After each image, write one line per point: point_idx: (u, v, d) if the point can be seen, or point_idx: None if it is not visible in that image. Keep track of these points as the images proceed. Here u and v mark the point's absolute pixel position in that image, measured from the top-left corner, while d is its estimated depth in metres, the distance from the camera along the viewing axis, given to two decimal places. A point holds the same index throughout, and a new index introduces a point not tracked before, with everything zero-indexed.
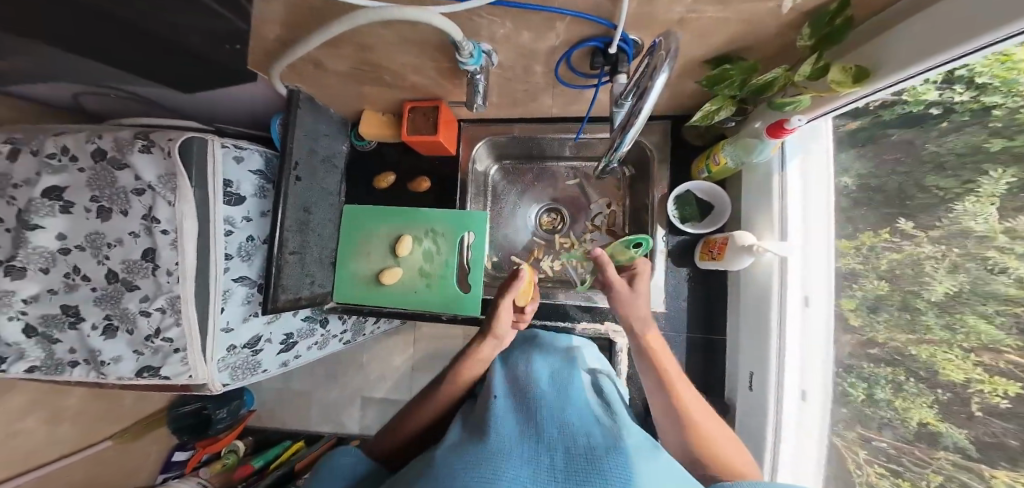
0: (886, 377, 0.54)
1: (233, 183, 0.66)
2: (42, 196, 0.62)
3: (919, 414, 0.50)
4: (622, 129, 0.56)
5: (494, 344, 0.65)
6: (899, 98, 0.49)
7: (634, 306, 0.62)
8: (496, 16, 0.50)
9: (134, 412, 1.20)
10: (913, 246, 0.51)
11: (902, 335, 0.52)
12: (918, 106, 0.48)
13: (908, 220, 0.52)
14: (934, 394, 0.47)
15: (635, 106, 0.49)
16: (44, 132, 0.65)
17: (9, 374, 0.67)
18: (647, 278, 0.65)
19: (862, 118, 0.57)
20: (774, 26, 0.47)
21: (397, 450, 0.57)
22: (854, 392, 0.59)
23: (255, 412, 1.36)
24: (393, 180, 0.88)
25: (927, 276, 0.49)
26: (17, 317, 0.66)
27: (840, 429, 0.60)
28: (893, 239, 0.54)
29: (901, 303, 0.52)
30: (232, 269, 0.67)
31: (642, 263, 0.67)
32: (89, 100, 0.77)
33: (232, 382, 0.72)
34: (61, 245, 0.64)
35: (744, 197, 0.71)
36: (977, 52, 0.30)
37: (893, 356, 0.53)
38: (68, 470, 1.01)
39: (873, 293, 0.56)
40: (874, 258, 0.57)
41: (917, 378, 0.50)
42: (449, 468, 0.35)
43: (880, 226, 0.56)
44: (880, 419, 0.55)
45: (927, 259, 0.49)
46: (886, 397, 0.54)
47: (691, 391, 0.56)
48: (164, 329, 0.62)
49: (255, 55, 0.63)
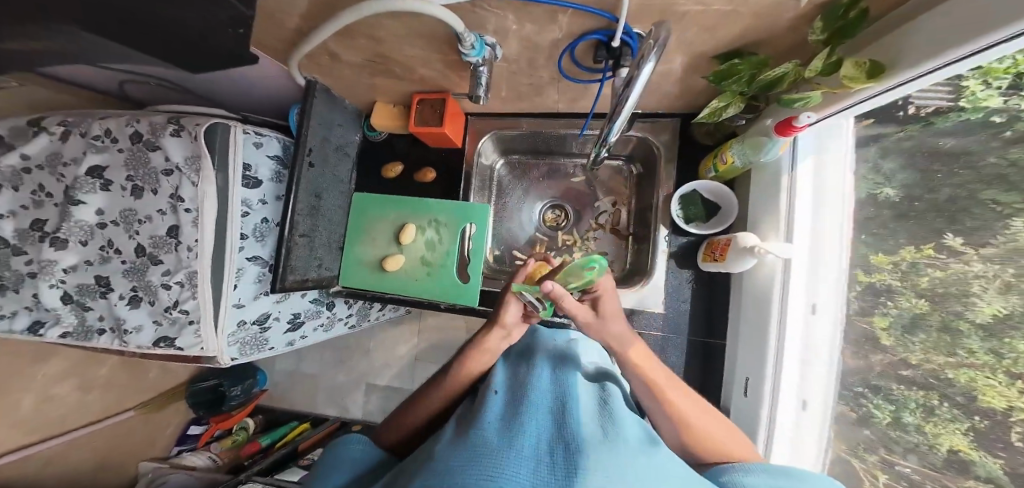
0: (917, 400, 0.47)
1: (251, 167, 0.66)
2: (87, 174, 0.65)
3: (948, 440, 0.44)
4: (608, 117, 0.50)
5: (502, 334, 0.61)
6: (956, 104, 0.42)
7: (604, 332, 0.54)
8: (498, 7, 0.46)
9: (157, 385, 1.23)
10: (960, 264, 0.43)
11: (938, 356, 0.45)
12: (977, 113, 0.41)
13: (956, 236, 0.44)
14: (970, 421, 0.41)
15: (622, 94, 0.45)
16: (92, 116, 0.67)
17: (45, 338, 0.71)
18: (613, 297, 0.55)
19: (909, 126, 0.49)
20: (786, 19, 0.42)
21: (400, 440, 0.56)
22: (878, 414, 0.51)
23: (267, 392, 1.39)
24: (400, 172, 0.81)
25: (971, 295, 0.41)
26: (57, 285, 0.68)
27: (859, 450, 0.53)
28: (937, 256, 0.46)
29: (939, 324, 0.45)
30: (246, 249, 0.67)
31: (602, 284, 0.54)
32: (133, 89, 0.79)
33: (240, 356, 0.72)
34: (99, 220, 0.66)
35: (752, 196, 0.63)
36: (1013, 38, 0.27)
37: (927, 380, 0.46)
38: (91, 437, 1.05)
39: (909, 312, 0.49)
40: (914, 275, 0.48)
41: (952, 402, 0.43)
42: (448, 465, 0.34)
43: (924, 241, 0.47)
44: (904, 445, 0.49)
45: (976, 279, 0.41)
46: (914, 421, 0.47)
47: (689, 394, 0.51)
48: (181, 302, 0.64)
49: (273, 44, 0.59)
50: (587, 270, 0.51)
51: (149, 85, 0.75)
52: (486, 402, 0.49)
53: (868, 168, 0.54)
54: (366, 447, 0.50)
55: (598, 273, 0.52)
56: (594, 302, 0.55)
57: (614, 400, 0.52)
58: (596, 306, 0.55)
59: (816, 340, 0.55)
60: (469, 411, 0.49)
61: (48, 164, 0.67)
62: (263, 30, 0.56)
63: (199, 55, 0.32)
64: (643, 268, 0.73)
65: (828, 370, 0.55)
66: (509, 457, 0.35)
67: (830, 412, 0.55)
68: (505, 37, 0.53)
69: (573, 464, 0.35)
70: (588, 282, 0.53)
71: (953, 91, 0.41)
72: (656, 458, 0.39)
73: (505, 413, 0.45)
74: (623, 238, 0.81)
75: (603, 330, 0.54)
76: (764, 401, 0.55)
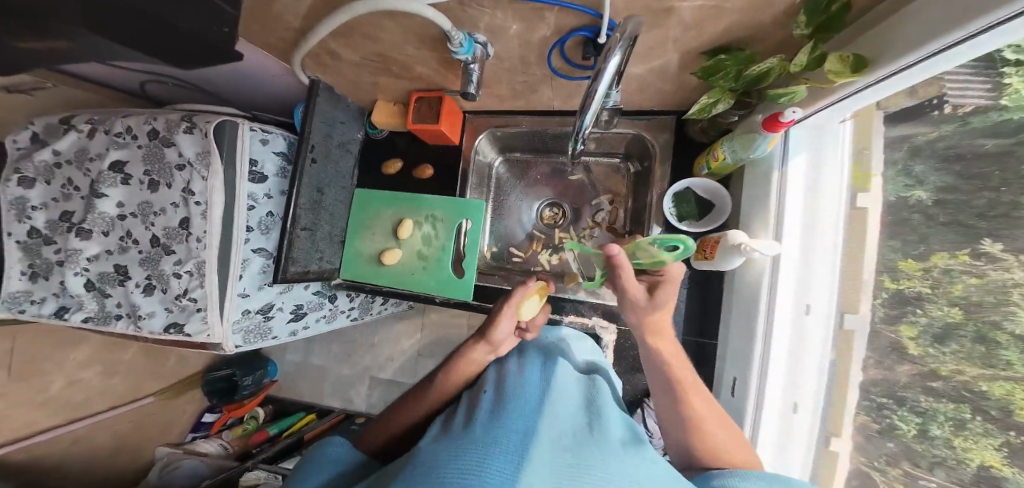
0: (947, 413, 0.44)
1: (257, 162, 0.69)
2: (110, 168, 0.69)
3: (979, 456, 0.41)
4: (580, 110, 0.50)
5: (488, 350, 0.59)
6: (996, 103, 0.38)
7: (647, 316, 0.50)
8: (489, 6, 0.48)
9: (173, 373, 1.29)
10: (999, 271, 0.40)
11: (971, 368, 0.42)
12: (1021, 112, 0.37)
13: (995, 241, 0.40)
14: (1003, 436, 0.39)
15: (590, 88, 0.45)
16: (116, 114, 0.72)
17: (69, 322, 0.75)
18: (674, 288, 0.51)
19: (943, 126, 0.44)
20: (773, 12, 0.42)
21: (386, 445, 0.55)
22: (903, 426, 0.49)
23: (278, 382, 1.44)
24: (399, 168, 0.83)
25: (1009, 304, 0.38)
26: (81, 272, 0.73)
27: (880, 463, 0.51)
28: (973, 262, 0.42)
29: (973, 335, 0.41)
30: (252, 241, 0.70)
31: (672, 270, 0.50)
32: (153, 88, 0.84)
33: (244, 344, 0.75)
34: (119, 212, 0.71)
35: (745, 193, 0.62)
36: (996, 27, 0.27)
37: (959, 392, 0.43)
38: (111, 421, 1.11)
39: (940, 322, 0.45)
40: (947, 283, 0.44)
41: (985, 417, 0.40)
42: (431, 463, 0.35)
43: (959, 246, 0.43)
44: (931, 459, 0.46)
45: (1017, 288, 0.38)
46: (943, 435, 0.45)
47: (706, 400, 0.49)
48: (191, 290, 0.67)
49: (278, 46, 0.62)
50: (661, 248, 0.49)
51: (167, 85, 0.80)
52: (474, 401, 0.48)
53: (889, 167, 0.50)
54: (346, 456, 0.50)
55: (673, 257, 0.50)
56: (653, 285, 0.51)
57: (602, 401, 0.52)
58: (652, 290, 0.51)
59: (806, 342, 0.54)
60: (450, 416, 0.49)
61: (77, 159, 0.72)
62: (259, 30, 0.59)
63: (193, 54, 0.35)
64: None
65: (817, 370, 0.54)
66: (494, 453, 0.35)
67: (823, 410, 0.54)
68: (496, 35, 0.54)
69: (556, 463, 0.35)
70: (657, 263, 0.51)
71: (993, 88, 0.37)
72: (642, 458, 0.39)
73: (492, 408, 0.45)
74: (620, 237, 0.81)
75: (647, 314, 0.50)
76: (750, 401, 0.54)
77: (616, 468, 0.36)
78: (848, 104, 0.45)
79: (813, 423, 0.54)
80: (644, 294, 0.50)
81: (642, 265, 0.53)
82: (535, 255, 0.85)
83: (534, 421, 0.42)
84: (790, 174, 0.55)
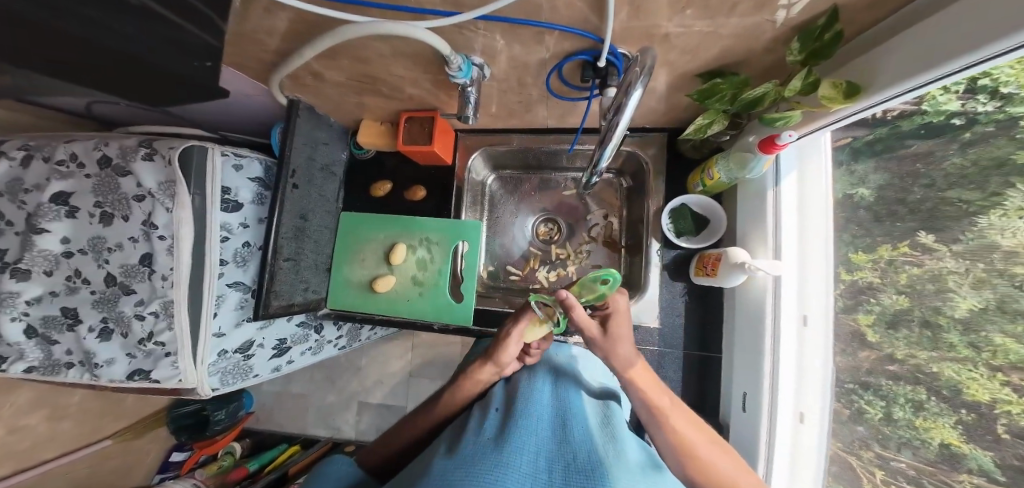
0: (906, 395, 0.47)
1: (231, 190, 0.63)
2: (51, 200, 0.61)
3: (940, 434, 0.43)
4: (600, 144, 0.53)
5: (494, 371, 0.59)
6: (918, 108, 0.43)
7: (608, 351, 0.52)
8: (484, 29, 0.46)
9: (134, 413, 1.17)
10: (934, 261, 0.44)
11: (921, 351, 0.45)
12: (938, 116, 0.42)
13: (928, 233, 0.45)
14: (957, 414, 0.41)
15: (612, 121, 0.48)
16: (58, 139, 0.64)
17: (7, 374, 0.65)
18: (625, 318, 0.53)
19: (878, 129, 0.49)
20: (767, 39, 0.43)
21: (393, 456, 0.54)
22: (870, 409, 0.51)
23: (255, 414, 1.34)
24: (388, 190, 0.79)
25: (948, 291, 0.42)
26: (20, 317, 0.64)
27: (855, 448, 0.53)
28: (913, 252, 0.47)
29: (920, 320, 0.45)
30: (227, 275, 0.64)
31: (615, 301, 0.53)
32: (102, 110, 0.74)
33: (222, 386, 0.69)
34: (65, 249, 0.62)
35: (740, 208, 0.65)
36: (1010, 51, 0.26)
37: (915, 375, 0.46)
38: (62, 470, 0.98)
39: (891, 309, 0.49)
40: (893, 273, 0.49)
41: (939, 396, 0.43)
42: (443, 475, 0.34)
43: (900, 239, 0.48)
44: (899, 440, 0.48)
45: (951, 274, 0.42)
46: (905, 417, 0.47)
47: (695, 427, 0.48)
48: (157, 333, 0.60)
49: (249, 63, 0.57)
50: (598, 284, 0.52)
51: (121, 106, 0.69)
52: (484, 417, 0.48)
53: (836, 168, 0.56)
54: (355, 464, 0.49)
55: (610, 289, 0.53)
56: (604, 321, 0.54)
57: (616, 421, 0.50)
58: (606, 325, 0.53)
59: (807, 353, 0.57)
60: (466, 420, 0.50)
61: (8, 191, 0.62)
62: (235, 50, 0.54)
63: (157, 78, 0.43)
64: (636, 282, 0.74)
65: (820, 382, 0.56)
66: (505, 476, 0.35)
67: (827, 418, 0.56)
68: (493, 57, 0.53)
69: (570, 483, 0.35)
70: (601, 297, 0.54)
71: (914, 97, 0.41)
72: (661, 479, 0.39)
73: (500, 427, 0.44)
74: (617, 251, 0.81)
75: (611, 351, 0.52)
76: (763, 416, 0.56)
77: (626, 478, 0.36)
78: (840, 123, 0.46)
79: (820, 434, 0.56)
80: (598, 330, 0.53)
81: (590, 301, 0.56)
82: (534, 272, 0.84)
83: (543, 445, 0.42)
84: (784, 191, 0.58)
